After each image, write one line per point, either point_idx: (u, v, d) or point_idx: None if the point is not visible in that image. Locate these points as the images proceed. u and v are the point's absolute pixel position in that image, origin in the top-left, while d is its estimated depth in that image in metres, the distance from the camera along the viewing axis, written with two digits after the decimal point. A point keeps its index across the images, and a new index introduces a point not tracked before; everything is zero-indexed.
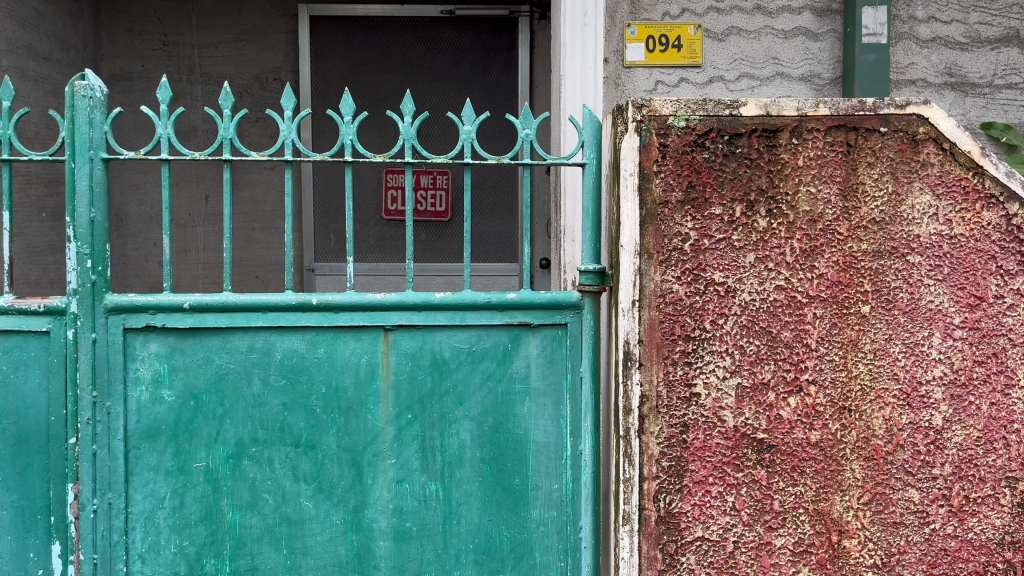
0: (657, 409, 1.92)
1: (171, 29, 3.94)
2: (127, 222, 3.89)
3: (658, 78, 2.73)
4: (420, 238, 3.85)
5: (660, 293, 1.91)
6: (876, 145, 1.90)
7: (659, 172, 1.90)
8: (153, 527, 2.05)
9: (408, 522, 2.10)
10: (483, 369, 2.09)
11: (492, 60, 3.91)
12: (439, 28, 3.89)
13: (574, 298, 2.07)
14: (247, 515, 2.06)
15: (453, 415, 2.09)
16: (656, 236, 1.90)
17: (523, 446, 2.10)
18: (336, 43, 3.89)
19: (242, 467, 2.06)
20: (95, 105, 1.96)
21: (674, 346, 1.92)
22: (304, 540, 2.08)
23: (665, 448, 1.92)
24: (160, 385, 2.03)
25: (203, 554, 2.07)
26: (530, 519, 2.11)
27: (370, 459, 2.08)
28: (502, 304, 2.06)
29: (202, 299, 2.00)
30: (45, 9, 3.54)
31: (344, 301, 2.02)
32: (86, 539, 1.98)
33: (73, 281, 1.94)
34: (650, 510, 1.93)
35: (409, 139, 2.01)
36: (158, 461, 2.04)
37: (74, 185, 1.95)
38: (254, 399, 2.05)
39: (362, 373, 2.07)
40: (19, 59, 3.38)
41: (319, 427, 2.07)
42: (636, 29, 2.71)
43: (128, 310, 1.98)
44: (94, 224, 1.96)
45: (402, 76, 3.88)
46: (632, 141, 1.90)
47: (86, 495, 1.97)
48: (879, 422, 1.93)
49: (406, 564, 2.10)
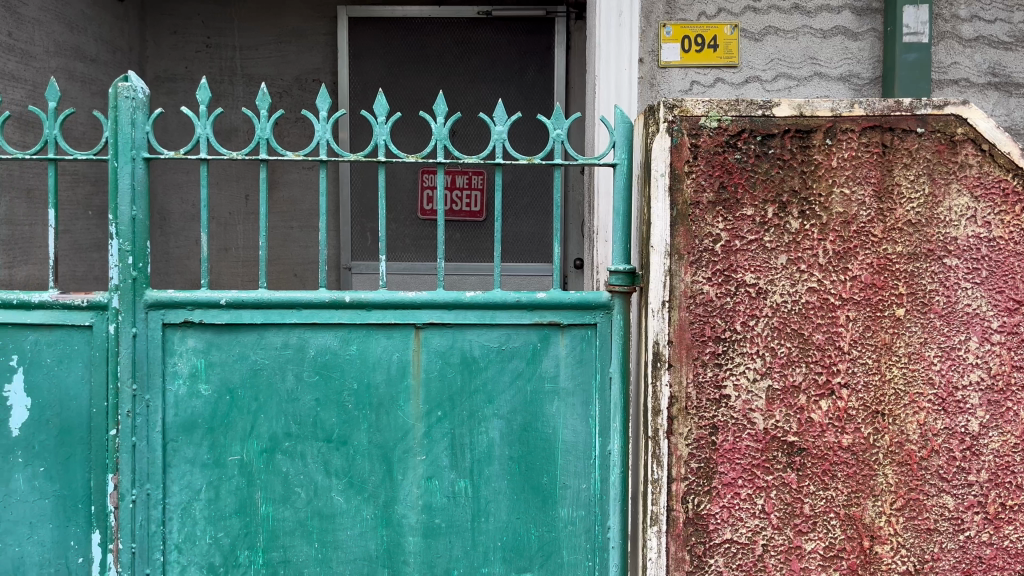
0: (685, 411, 1.92)
1: (214, 31, 4.03)
2: (169, 220, 3.99)
3: (693, 78, 2.72)
4: (454, 237, 3.89)
5: (691, 294, 1.90)
6: (913, 146, 1.87)
7: (690, 173, 1.89)
8: (188, 519, 2.09)
9: (437, 518, 2.12)
10: (512, 369, 2.10)
11: (528, 61, 3.93)
12: (476, 29, 3.92)
13: (603, 298, 2.08)
14: (279, 508, 2.10)
15: (483, 413, 2.11)
16: (687, 237, 1.90)
17: (552, 445, 2.11)
18: (374, 45, 3.94)
19: (276, 461, 2.10)
20: (137, 106, 2.01)
21: (704, 348, 1.91)
22: (335, 534, 2.11)
23: (693, 449, 1.92)
24: (196, 380, 2.08)
25: (236, 546, 2.10)
26: (558, 518, 2.12)
27: (400, 455, 2.11)
28: (532, 304, 2.07)
29: (239, 296, 2.04)
30: (92, 12, 3.66)
31: (375, 300, 2.05)
32: (125, 529, 2.05)
33: (115, 277, 2.00)
34: (678, 511, 1.93)
35: (441, 140, 2.02)
36: (195, 454, 2.09)
37: (116, 184, 2.00)
38: (288, 395, 2.09)
39: (393, 370, 2.10)
40: (68, 61, 3.51)
41: (350, 423, 2.10)
42: (672, 29, 2.70)
43: (167, 306, 2.03)
44: (135, 222, 2.01)
45: (438, 76, 3.92)
46: (663, 142, 1.90)
47: (125, 486, 2.04)
48: (912, 427, 1.90)
49: (435, 560, 2.12)
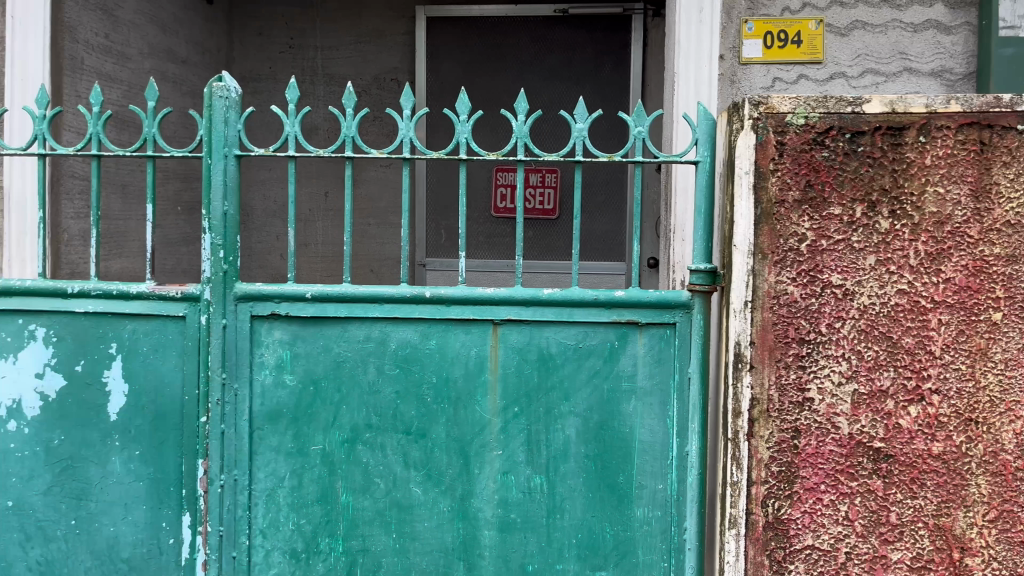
0: (767, 413, 1.89)
1: (297, 32, 4.14)
2: (253, 216, 4.12)
3: (776, 75, 2.66)
4: (528, 235, 3.91)
5: (774, 294, 1.87)
6: (1013, 144, 1.80)
7: (775, 171, 1.86)
8: (272, 505, 2.16)
9: (512, 513, 2.13)
10: (589, 366, 2.10)
11: (605, 58, 3.91)
12: (552, 27, 3.93)
13: (683, 298, 2.05)
14: (359, 498, 2.15)
15: (559, 410, 2.11)
16: (771, 236, 1.87)
17: (628, 445, 2.10)
18: (451, 44, 4.00)
19: (357, 452, 2.14)
20: (231, 105, 2.09)
21: (787, 349, 1.87)
22: (412, 525, 2.14)
23: (774, 453, 1.89)
24: (282, 370, 2.14)
25: (318, 533, 2.16)
26: (634, 517, 2.11)
27: (477, 449, 2.13)
28: (610, 302, 2.07)
29: (323, 290, 2.10)
30: (184, 15, 3.81)
31: (455, 296, 2.08)
32: (213, 512, 2.13)
33: (208, 270, 2.09)
34: (758, 515, 1.90)
35: (522, 137, 2.04)
36: (280, 443, 2.15)
37: (209, 180, 2.08)
38: (369, 387, 2.14)
39: (471, 365, 2.12)
40: (161, 62, 3.67)
41: (429, 417, 2.13)
42: (754, 25, 2.64)
43: (256, 298, 2.11)
44: (227, 217, 2.08)
45: (514, 75, 3.94)
46: (747, 140, 1.88)
47: (214, 471, 2.12)
48: (1008, 436, 1.83)
49: (510, 555, 2.14)
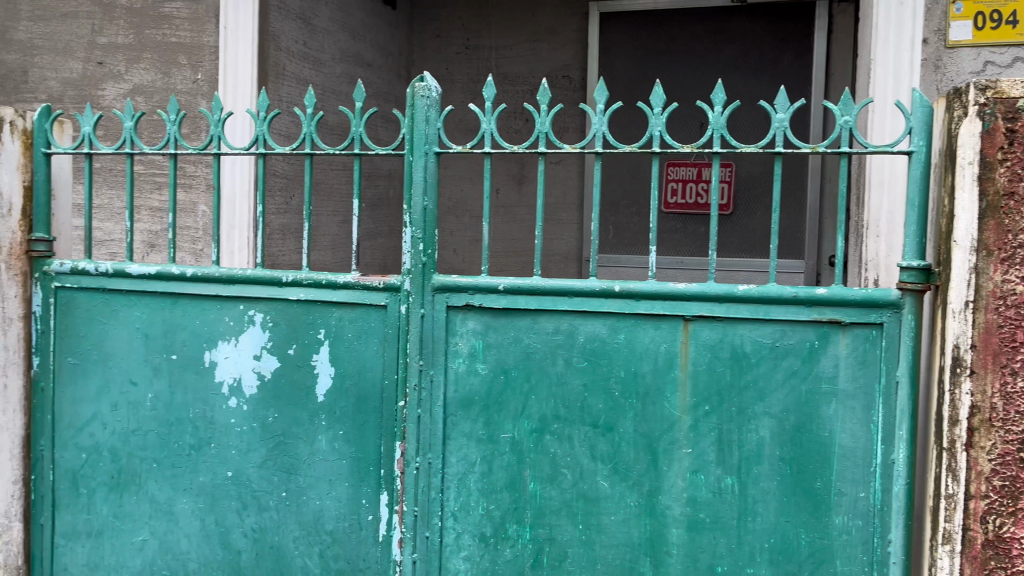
0: (989, 422, 1.75)
1: (472, 33, 4.27)
2: None
3: (986, 58, 2.78)
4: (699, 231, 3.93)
5: (1000, 294, 1.73)
6: None
7: (1004, 161, 1.72)
8: (463, 489, 2.24)
9: (701, 512, 2.09)
10: (786, 367, 2.03)
11: (785, 48, 3.75)
12: (729, 17, 3.82)
13: (892, 297, 1.94)
14: (547, 487, 2.19)
15: (753, 410, 2.05)
16: (997, 231, 1.72)
17: (827, 450, 2.01)
18: (624, 39, 3.98)
19: (545, 442, 2.18)
20: (431, 104, 2.17)
21: (1014, 355, 1.72)
22: (599, 518, 2.16)
23: (997, 466, 1.74)
24: (475, 359, 2.21)
25: (506, 519, 2.22)
26: (831, 526, 2.02)
27: (665, 446, 2.11)
28: (810, 300, 1.99)
29: (515, 282, 2.15)
30: (371, 21, 4.12)
31: (645, 290, 2.08)
32: (409, 492, 2.25)
33: (408, 262, 2.19)
34: (976, 531, 1.76)
35: (719, 130, 1.98)
36: (471, 429, 2.22)
37: (411, 176, 2.18)
38: (558, 378, 2.16)
39: (661, 361, 2.10)
40: (350, 66, 3.99)
41: (617, 411, 2.13)
42: (964, 7, 2.77)
43: (451, 290, 2.19)
44: (426, 211, 2.18)
45: (689, 68, 3.86)
46: (971, 128, 1.74)
47: (411, 453, 2.23)
48: None
49: (699, 554, 2.10)
